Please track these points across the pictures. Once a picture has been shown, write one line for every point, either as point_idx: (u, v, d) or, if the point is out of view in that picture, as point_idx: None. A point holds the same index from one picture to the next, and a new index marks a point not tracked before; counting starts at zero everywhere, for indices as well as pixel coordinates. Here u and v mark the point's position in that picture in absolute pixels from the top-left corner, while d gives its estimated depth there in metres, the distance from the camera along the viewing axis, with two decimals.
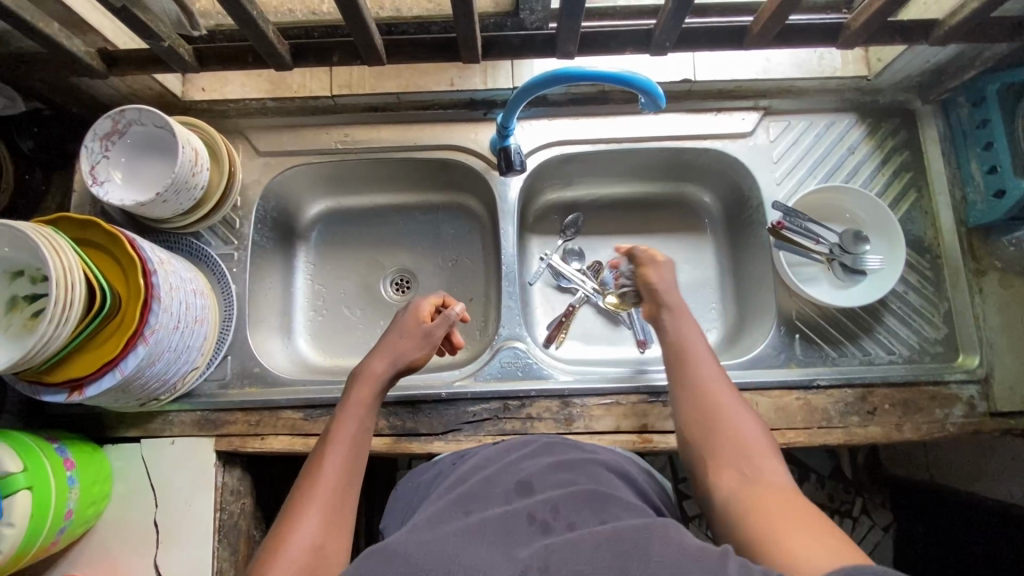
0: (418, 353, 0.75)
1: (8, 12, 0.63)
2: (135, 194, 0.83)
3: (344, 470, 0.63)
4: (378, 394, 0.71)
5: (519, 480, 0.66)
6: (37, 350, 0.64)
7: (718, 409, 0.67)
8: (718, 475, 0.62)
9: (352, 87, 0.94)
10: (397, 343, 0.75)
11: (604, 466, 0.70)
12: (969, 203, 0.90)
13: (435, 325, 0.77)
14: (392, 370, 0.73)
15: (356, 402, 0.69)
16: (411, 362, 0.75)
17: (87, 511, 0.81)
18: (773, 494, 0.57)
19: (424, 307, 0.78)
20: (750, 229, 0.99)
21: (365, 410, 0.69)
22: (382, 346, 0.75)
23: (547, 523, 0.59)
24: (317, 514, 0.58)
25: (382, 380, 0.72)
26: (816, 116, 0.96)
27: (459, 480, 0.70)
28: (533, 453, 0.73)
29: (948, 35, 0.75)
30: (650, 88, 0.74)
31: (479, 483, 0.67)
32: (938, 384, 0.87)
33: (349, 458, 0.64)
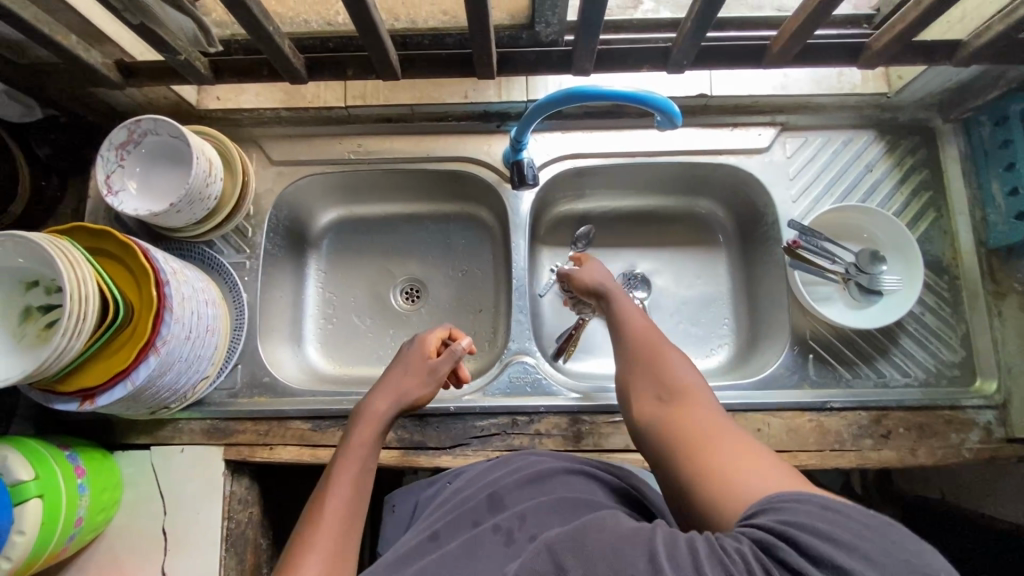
0: (423, 391, 0.76)
1: (27, 26, 0.63)
2: (149, 203, 0.83)
3: (344, 516, 0.61)
4: (379, 433, 0.70)
5: (489, 493, 0.69)
6: (50, 362, 0.64)
7: (647, 347, 0.70)
8: (642, 405, 0.65)
9: (366, 98, 0.94)
10: (402, 379, 0.75)
11: (578, 471, 0.71)
12: (990, 224, 0.89)
13: (440, 361, 0.77)
14: (396, 408, 0.73)
15: (357, 443, 0.68)
16: (415, 399, 0.75)
17: (96, 518, 0.81)
18: (691, 416, 0.60)
19: (431, 342, 0.79)
20: (764, 245, 0.98)
21: (366, 451, 0.68)
22: (385, 385, 0.75)
23: (511, 534, 0.62)
24: (321, 550, 0.57)
25: (384, 419, 0.72)
26: (833, 133, 0.95)
27: (444, 504, 0.72)
28: (508, 466, 0.75)
29: (973, 56, 0.73)
30: (666, 107, 0.74)
31: (452, 509, 0.70)
32: (953, 408, 0.86)
33: (350, 505, 0.63)
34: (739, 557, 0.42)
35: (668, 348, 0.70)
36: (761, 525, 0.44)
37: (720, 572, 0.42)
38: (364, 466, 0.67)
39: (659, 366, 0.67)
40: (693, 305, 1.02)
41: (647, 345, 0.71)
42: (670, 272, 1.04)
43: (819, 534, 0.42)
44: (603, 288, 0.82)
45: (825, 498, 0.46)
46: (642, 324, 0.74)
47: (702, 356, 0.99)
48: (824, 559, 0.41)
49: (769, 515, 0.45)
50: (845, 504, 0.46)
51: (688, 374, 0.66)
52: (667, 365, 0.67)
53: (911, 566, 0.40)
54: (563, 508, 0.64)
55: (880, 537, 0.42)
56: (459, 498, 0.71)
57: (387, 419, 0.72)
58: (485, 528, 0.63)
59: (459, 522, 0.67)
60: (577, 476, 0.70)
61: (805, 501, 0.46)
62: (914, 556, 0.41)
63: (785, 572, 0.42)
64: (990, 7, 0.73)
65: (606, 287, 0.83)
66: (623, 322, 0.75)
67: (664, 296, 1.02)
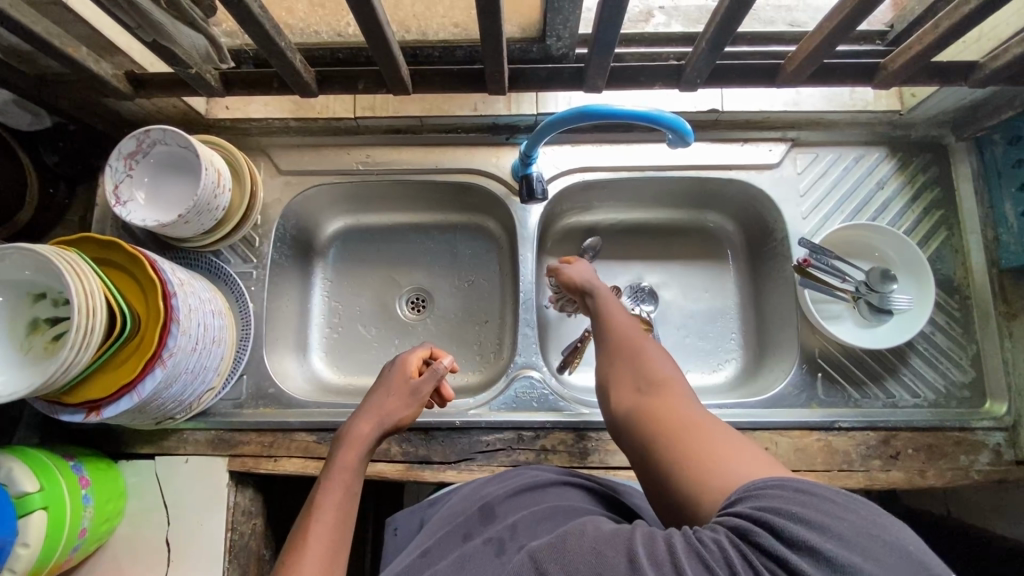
0: (406, 411, 0.74)
1: (39, 40, 0.63)
2: (157, 214, 0.83)
3: (330, 542, 0.59)
4: (363, 459, 0.68)
5: (482, 505, 0.69)
6: (57, 375, 0.64)
7: (628, 341, 0.70)
8: (622, 395, 0.64)
9: (375, 110, 0.93)
10: (384, 401, 0.73)
11: (574, 484, 0.71)
12: (1002, 244, 0.88)
13: (424, 380, 0.76)
14: (379, 432, 0.71)
15: (342, 467, 0.66)
16: (399, 421, 0.73)
17: (101, 528, 0.81)
18: (669, 404, 0.60)
19: (412, 361, 0.78)
20: (773, 260, 0.97)
21: (352, 474, 0.66)
22: (367, 409, 0.72)
23: (503, 543, 0.60)
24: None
25: (368, 444, 0.69)
26: (844, 150, 0.94)
27: (439, 518, 0.71)
28: (500, 479, 0.75)
29: (989, 78, 0.73)
30: (678, 125, 0.73)
31: (446, 523, 0.69)
32: (963, 430, 0.85)
33: (336, 529, 0.60)
34: (714, 545, 0.43)
35: (649, 342, 0.70)
36: (738, 512, 0.44)
37: (698, 565, 0.42)
38: (349, 494, 0.64)
39: (640, 358, 0.67)
40: (700, 319, 1.01)
41: (628, 339, 0.70)
42: (677, 285, 1.03)
43: (788, 517, 0.42)
44: (589, 288, 0.81)
45: (801, 482, 0.46)
46: (625, 319, 0.74)
47: (708, 372, 0.99)
48: (798, 542, 0.41)
49: (746, 501, 0.45)
50: (821, 486, 0.45)
51: (668, 366, 0.65)
52: (647, 357, 0.67)
53: (886, 543, 0.40)
54: (553, 519, 0.63)
55: (852, 515, 0.42)
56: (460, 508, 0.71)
57: (371, 442, 0.70)
58: (477, 542, 0.62)
59: (450, 536, 0.67)
60: (567, 488, 0.71)
61: (781, 486, 0.45)
62: (888, 533, 0.41)
63: (761, 557, 0.41)
64: (1007, 29, 0.72)
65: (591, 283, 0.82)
66: (606, 318, 0.75)
67: (671, 309, 1.02)
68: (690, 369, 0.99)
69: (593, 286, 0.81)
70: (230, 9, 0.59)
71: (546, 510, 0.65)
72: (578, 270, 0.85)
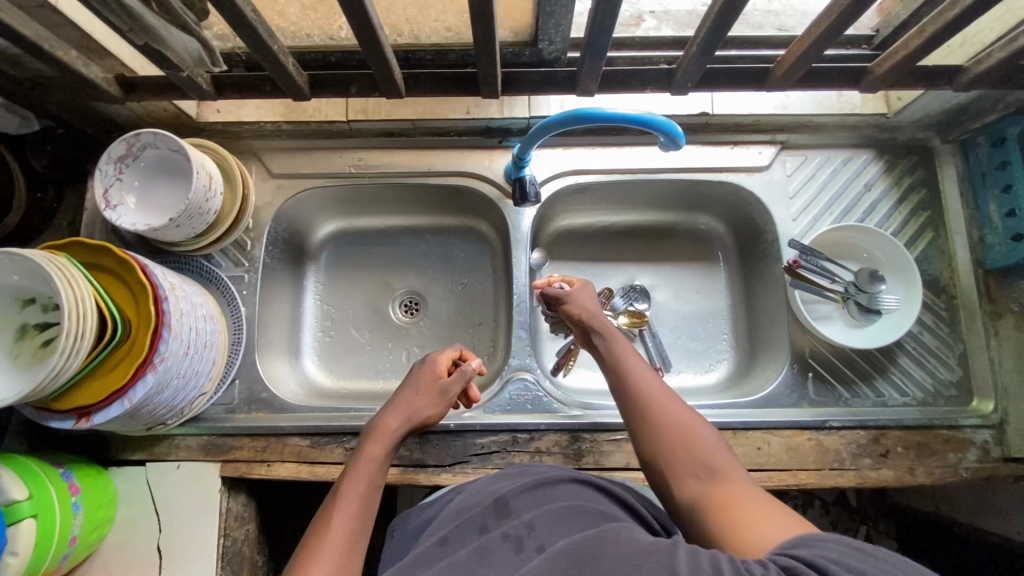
0: (434, 410, 0.77)
1: (25, 40, 0.62)
2: (148, 218, 0.82)
3: (351, 530, 0.61)
4: (388, 451, 0.70)
5: (495, 498, 0.68)
6: (47, 382, 0.63)
7: (659, 408, 0.65)
8: (681, 483, 0.60)
9: (368, 113, 0.94)
10: (414, 398, 0.76)
11: (584, 481, 0.70)
12: (986, 244, 0.90)
13: (452, 380, 0.78)
14: (405, 427, 0.73)
15: (368, 458, 0.69)
16: (425, 419, 0.76)
17: (90, 536, 0.80)
18: (730, 487, 0.57)
19: (443, 362, 0.80)
20: (763, 262, 0.98)
21: (377, 466, 0.69)
22: (398, 403, 0.75)
23: (521, 541, 0.60)
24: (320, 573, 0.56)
25: (395, 438, 0.72)
26: (832, 152, 0.95)
27: (447, 511, 0.70)
28: (510, 476, 0.74)
29: (973, 82, 0.74)
30: (669, 128, 0.74)
31: (460, 516, 0.69)
32: (951, 428, 0.86)
33: (356, 518, 0.63)
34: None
35: (678, 402, 0.67)
36: (794, 556, 0.45)
37: None
38: (370, 488, 0.66)
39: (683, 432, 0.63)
40: (692, 320, 1.02)
41: (656, 403, 0.66)
42: (669, 286, 1.04)
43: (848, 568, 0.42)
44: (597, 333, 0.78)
45: (862, 542, 0.46)
46: (642, 372, 0.70)
47: (700, 373, 0.99)
48: None
49: (807, 551, 0.45)
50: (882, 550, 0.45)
51: (710, 436, 0.62)
52: (686, 428, 0.63)
53: None
54: (566, 520, 0.62)
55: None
56: (466, 504, 0.70)
57: (396, 438, 0.72)
58: (493, 536, 0.61)
59: (467, 527, 0.66)
60: (576, 483, 0.70)
61: (841, 543, 0.45)
62: None
63: None
64: (990, 34, 0.74)
65: (598, 325, 0.78)
66: (626, 376, 0.70)
67: (664, 310, 1.02)
68: (682, 370, 0.99)
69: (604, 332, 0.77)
70: (222, 12, 0.59)
71: (558, 510, 0.63)
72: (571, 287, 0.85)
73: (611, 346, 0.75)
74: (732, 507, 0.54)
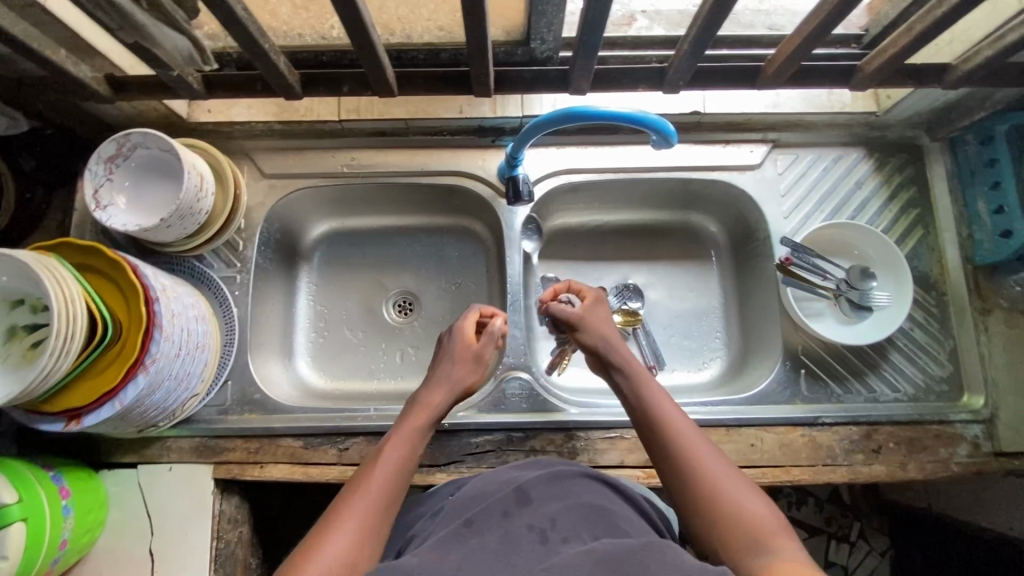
0: (473, 377, 0.79)
1: (12, 38, 0.62)
2: (138, 218, 0.82)
3: (383, 492, 0.64)
4: (430, 422, 0.73)
5: (516, 486, 0.66)
6: (35, 384, 0.63)
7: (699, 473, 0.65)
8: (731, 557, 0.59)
9: (360, 112, 0.94)
10: (453, 370, 0.79)
11: (599, 480, 0.70)
12: (976, 241, 0.91)
13: (482, 345, 0.81)
14: (448, 399, 0.76)
15: (407, 427, 0.72)
16: (465, 387, 0.79)
17: (81, 539, 0.79)
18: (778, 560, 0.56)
19: (468, 329, 0.82)
20: (756, 260, 0.98)
21: (415, 436, 0.71)
22: (438, 376, 0.78)
23: (545, 534, 0.59)
24: (346, 535, 0.59)
25: (438, 410, 0.75)
26: (822, 150, 0.96)
27: (456, 502, 0.68)
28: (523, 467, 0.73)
29: (961, 80, 0.75)
30: (662, 126, 0.74)
31: (475, 504, 0.66)
32: (942, 423, 0.87)
33: (389, 483, 0.65)
34: None
35: (718, 459, 0.67)
36: None
37: None
38: (405, 455, 0.69)
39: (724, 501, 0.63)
40: (685, 319, 1.02)
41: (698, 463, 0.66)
42: (663, 285, 1.04)
43: None
44: (619, 370, 0.77)
45: None
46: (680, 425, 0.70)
47: (694, 371, 1.00)
48: None
49: None
50: None
51: (753, 499, 0.63)
52: (730, 491, 0.64)
53: None
54: (587, 519, 0.61)
55: None
56: (478, 493, 0.68)
57: (440, 410, 0.75)
58: (519, 525, 0.60)
59: (489, 511, 0.63)
60: (589, 479, 0.69)
61: None
62: None
63: None
64: (978, 32, 0.74)
65: (621, 360, 0.78)
66: (664, 429, 0.70)
67: (657, 309, 1.03)
68: (675, 368, 1.00)
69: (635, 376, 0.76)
70: (213, 10, 0.58)
71: (580, 508, 0.63)
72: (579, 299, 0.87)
73: (640, 389, 0.75)
74: (783, 574, 0.54)
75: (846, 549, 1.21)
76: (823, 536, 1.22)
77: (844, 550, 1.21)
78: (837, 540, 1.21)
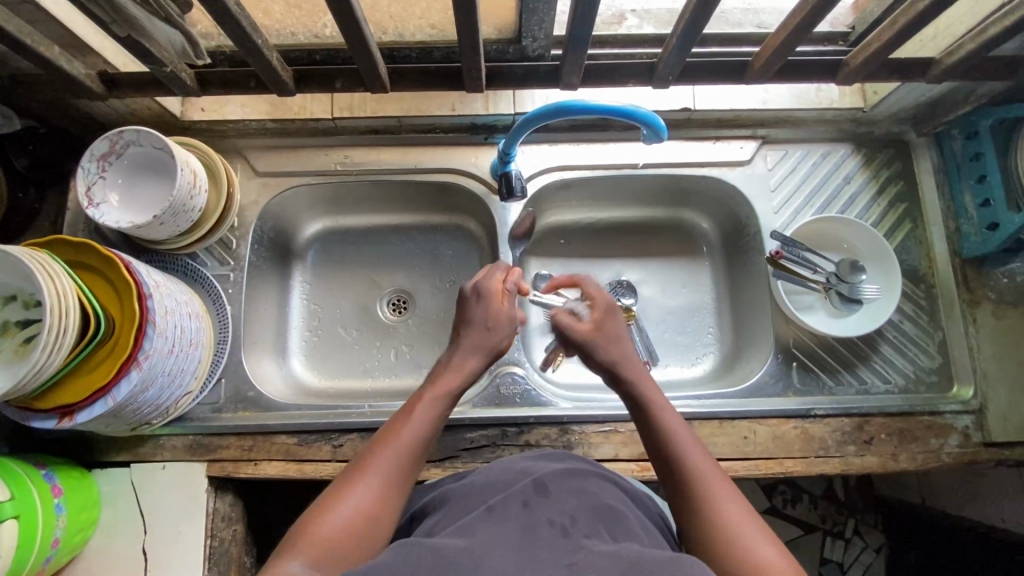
0: (505, 339, 0.78)
1: (5, 34, 0.62)
2: (132, 215, 0.82)
3: (409, 450, 0.64)
4: (463, 385, 0.72)
5: (533, 478, 0.63)
6: (28, 379, 0.63)
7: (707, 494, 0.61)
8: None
9: (353, 110, 0.94)
10: (487, 334, 0.76)
11: (607, 477, 0.68)
12: (963, 234, 0.92)
13: (508, 308, 0.79)
14: (483, 362, 0.75)
15: (437, 389, 0.70)
16: (499, 348, 0.77)
17: (74, 539, 0.79)
18: None
19: (496, 288, 0.79)
20: (747, 255, 0.99)
21: (444, 399, 0.70)
22: (472, 337, 0.75)
23: (567, 528, 0.56)
24: (370, 490, 0.60)
25: (471, 372, 0.73)
26: (811, 146, 0.97)
27: (467, 491, 0.66)
28: (541, 461, 0.72)
29: (944, 74, 0.76)
30: (652, 120, 0.75)
31: (492, 496, 0.63)
32: (933, 414, 0.87)
33: (415, 442, 0.65)
34: None
35: (737, 502, 0.60)
36: None
37: None
38: (435, 417, 0.68)
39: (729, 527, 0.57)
40: (678, 314, 1.03)
41: (711, 504, 0.60)
42: (656, 281, 1.05)
43: None
44: (635, 393, 0.72)
45: None
46: (699, 462, 0.63)
47: (687, 366, 1.00)
48: None
49: None
50: None
51: (771, 549, 0.55)
52: (744, 537, 0.57)
53: None
54: (609, 515, 0.59)
55: None
56: (490, 485, 0.66)
57: (475, 373, 0.74)
58: (539, 518, 0.56)
59: (508, 500, 0.60)
60: (607, 480, 0.68)
61: None
62: None
63: None
64: (961, 27, 0.76)
65: (634, 391, 0.72)
66: (679, 466, 0.64)
67: (650, 305, 1.03)
68: (669, 364, 1.00)
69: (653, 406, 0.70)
70: (205, 5, 0.59)
71: (600, 504, 0.61)
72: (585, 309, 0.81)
73: (657, 420, 0.69)
74: None
75: (841, 546, 1.22)
76: (818, 533, 1.23)
77: (839, 546, 1.22)
78: (833, 537, 1.22)
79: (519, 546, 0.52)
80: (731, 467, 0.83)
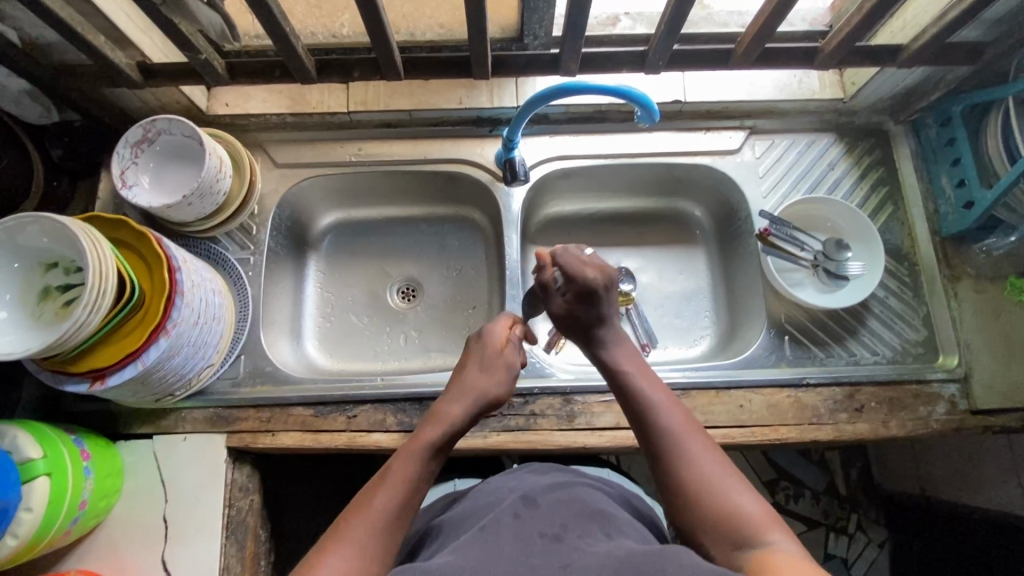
0: (501, 387, 0.77)
1: (61, 22, 0.69)
2: (161, 197, 0.88)
3: (395, 512, 0.62)
4: (447, 438, 0.70)
5: (522, 495, 0.66)
6: (70, 333, 0.67)
7: (681, 445, 0.66)
8: (711, 528, 0.60)
9: (367, 104, 1.01)
10: (479, 379, 0.76)
11: (587, 484, 0.73)
12: (941, 214, 0.97)
13: (510, 354, 0.80)
14: (471, 412, 0.73)
15: (418, 442, 0.68)
16: (491, 397, 0.76)
17: (100, 504, 0.82)
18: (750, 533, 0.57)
19: (497, 336, 0.81)
20: (739, 239, 1.05)
21: (427, 454, 0.68)
22: (459, 390, 0.75)
23: (558, 535, 0.59)
24: (345, 560, 0.57)
25: (457, 423, 0.71)
26: (796, 135, 1.04)
27: (467, 513, 0.70)
28: (528, 475, 0.76)
29: (912, 58, 0.84)
30: (646, 101, 0.81)
31: (484, 515, 0.67)
32: (919, 383, 0.91)
33: (400, 500, 0.63)
34: None
35: (714, 457, 0.65)
36: None
37: None
38: (417, 472, 0.66)
39: (703, 474, 0.63)
40: (676, 299, 1.08)
41: (689, 459, 0.64)
42: (654, 267, 1.10)
43: None
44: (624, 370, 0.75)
45: None
46: (676, 422, 0.68)
47: (685, 346, 1.05)
48: None
49: None
50: None
51: (746, 495, 0.61)
52: (722, 487, 0.62)
53: None
54: (598, 518, 0.63)
55: None
56: (486, 505, 0.70)
57: (462, 422, 0.72)
58: (531, 532, 0.59)
59: (500, 516, 0.63)
60: (593, 488, 0.72)
61: None
62: None
63: None
64: (926, 16, 0.83)
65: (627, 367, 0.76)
66: (655, 426, 0.68)
67: (649, 290, 1.08)
68: (668, 344, 1.05)
69: (627, 377, 0.75)
70: None
71: (588, 508, 0.64)
72: (592, 253, 0.84)
73: (628, 381, 0.74)
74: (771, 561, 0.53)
75: (846, 541, 1.24)
76: (822, 529, 1.25)
77: (842, 542, 1.24)
78: (836, 532, 1.25)
79: (514, 556, 0.55)
80: (728, 433, 0.87)
